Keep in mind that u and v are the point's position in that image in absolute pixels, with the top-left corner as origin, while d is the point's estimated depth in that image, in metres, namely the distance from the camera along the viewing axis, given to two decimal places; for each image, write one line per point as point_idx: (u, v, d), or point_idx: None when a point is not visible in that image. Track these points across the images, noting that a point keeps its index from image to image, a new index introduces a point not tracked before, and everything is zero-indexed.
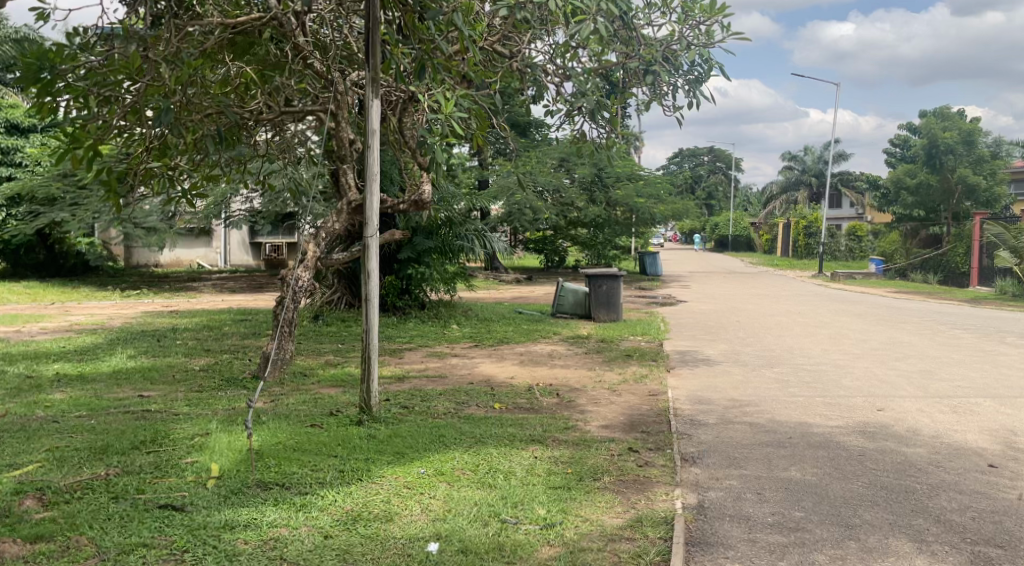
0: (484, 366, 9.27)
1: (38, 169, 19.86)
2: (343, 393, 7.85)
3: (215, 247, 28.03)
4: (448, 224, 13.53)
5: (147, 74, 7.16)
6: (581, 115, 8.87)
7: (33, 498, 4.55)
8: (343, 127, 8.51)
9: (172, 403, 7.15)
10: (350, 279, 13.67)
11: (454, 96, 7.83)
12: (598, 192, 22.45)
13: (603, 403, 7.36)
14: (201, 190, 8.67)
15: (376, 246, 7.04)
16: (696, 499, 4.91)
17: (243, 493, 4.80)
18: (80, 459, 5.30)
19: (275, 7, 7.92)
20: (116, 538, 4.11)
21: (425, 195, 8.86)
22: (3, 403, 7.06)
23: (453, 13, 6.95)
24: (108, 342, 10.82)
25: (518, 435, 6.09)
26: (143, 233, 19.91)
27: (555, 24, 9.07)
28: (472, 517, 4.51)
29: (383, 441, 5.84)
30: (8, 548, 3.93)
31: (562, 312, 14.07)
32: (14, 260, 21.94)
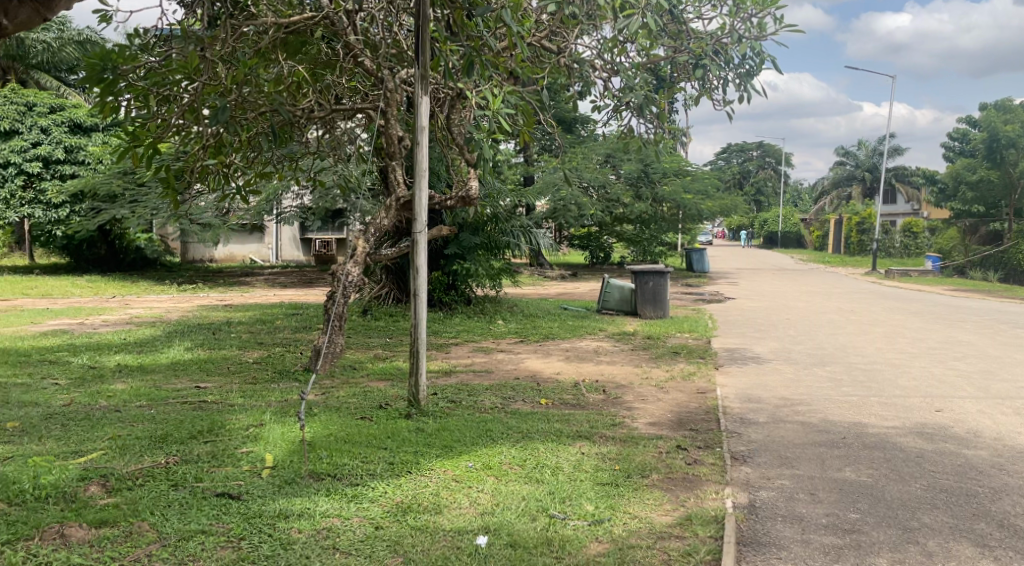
0: (530, 362, 9.28)
1: (100, 167, 20.49)
2: (392, 387, 7.95)
3: (268, 243, 28.56)
4: (494, 220, 13.73)
5: (204, 74, 7.34)
6: (628, 110, 8.82)
7: (97, 484, 4.69)
8: (393, 124, 8.58)
9: (227, 395, 7.32)
10: (398, 275, 13.79)
11: (501, 93, 7.84)
12: (644, 188, 22.29)
13: (650, 400, 7.31)
14: (254, 187, 8.84)
15: (425, 242, 7.12)
16: (747, 498, 4.86)
17: (297, 483, 4.89)
18: (141, 447, 5.47)
19: (327, 7, 8.07)
20: (177, 525, 4.23)
21: (472, 191, 8.86)
22: (68, 392, 7.30)
23: (502, 10, 6.95)
24: (166, 335, 11.10)
25: (565, 431, 6.08)
26: (199, 228, 20.40)
27: (602, 19, 9.02)
28: (521, 511, 4.53)
29: (431, 434, 5.90)
30: (73, 532, 4.06)
31: (608, 308, 14.04)
32: (77, 255, 22.70)
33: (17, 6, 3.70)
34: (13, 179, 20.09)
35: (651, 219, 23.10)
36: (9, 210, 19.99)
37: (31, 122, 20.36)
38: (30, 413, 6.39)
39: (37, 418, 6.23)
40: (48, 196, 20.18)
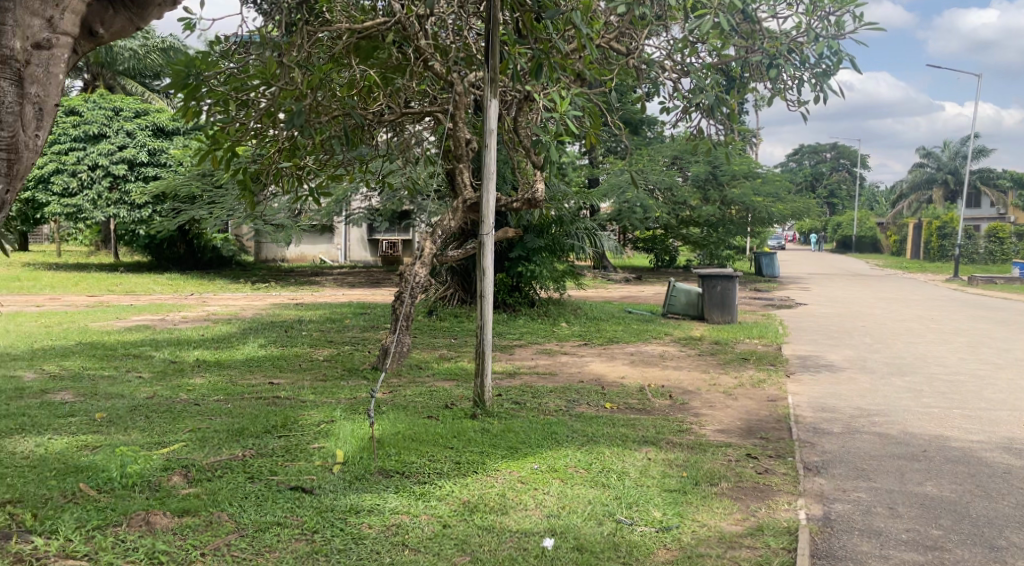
0: (595, 365, 9.27)
1: (181, 169, 21.24)
2: (457, 387, 8.03)
3: (337, 244, 29.13)
4: (559, 222, 13.71)
5: (281, 79, 7.54)
6: (698, 111, 8.72)
7: (179, 474, 4.88)
8: (460, 126, 8.66)
9: (299, 391, 7.51)
10: (463, 276, 13.91)
11: (569, 95, 7.81)
12: (712, 190, 21.97)
13: (718, 407, 7.22)
14: (326, 189, 9.01)
15: (492, 243, 7.15)
16: (821, 510, 4.76)
17: (366, 479, 4.99)
18: (219, 440, 5.65)
19: (399, 12, 8.19)
20: (253, 516, 4.36)
21: (538, 193, 8.89)
22: (151, 385, 7.59)
23: (571, 12, 6.95)
24: (241, 332, 11.44)
25: (631, 436, 6.06)
26: (273, 229, 20.94)
27: (673, 20, 8.95)
28: (587, 515, 4.52)
29: (497, 435, 5.95)
30: (158, 520, 4.21)
31: (673, 312, 13.93)
32: (157, 253, 23.57)
33: (113, 16, 3.89)
34: (100, 181, 20.95)
35: (719, 222, 22.79)
36: (96, 210, 20.85)
37: (117, 126, 21.22)
38: (117, 404, 6.69)
39: (123, 409, 6.50)
40: (132, 197, 21.00)
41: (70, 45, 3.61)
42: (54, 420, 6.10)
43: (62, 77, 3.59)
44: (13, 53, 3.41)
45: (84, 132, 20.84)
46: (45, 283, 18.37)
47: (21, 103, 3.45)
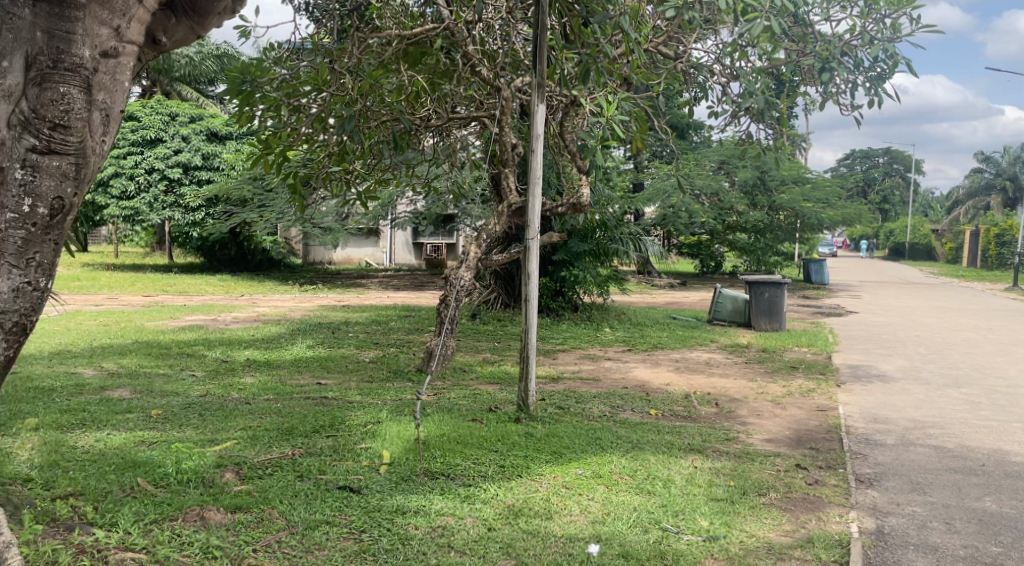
0: (638, 372, 9.22)
1: (232, 173, 21.69)
2: (501, 390, 8.07)
3: (382, 246, 29.45)
4: (603, 227, 13.61)
5: (333, 86, 7.66)
6: (748, 115, 8.64)
7: (232, 471, 4.98)
8: (507, 131, 8.71)
9: (346, 392, 7.61)
10: (507, 280, 13.97)
11: (616, 99, 7.79)
12: (760, 196, 21.64)
13: (766, 416, 7.13)
14: (374, 193, 9.11)
15: (537, 248, 7.16)
16: (874, 524, 4.67)
17: (413, 480, 5.04)
18: (269, 438, 5.77)
19: (448, 18, 8.25)
20: (303, 514, 4.44)
21: (583, 198, 8.88)
22: (204, 384, 7.77)
23: (620, 17, 6.94)
24: (289, 332, 11.64)
25: (677, 444, 6.02)
26: (320, 232, 21.24)
27: (722, 24, 8.87)
28: (632, 522, 4.51)
29: (541, 439, 5.96)
30: (212, 516, 4.31)
31: (719, 318, 13.81)
32: (209, 255, 24.16)
33: (175, 25, 4.01)
34: (156, 184, 21.52)
35: (766, 228, 22.48)
36: (152, 213, 21.38)
37: (173, 131, 21.76)
38: (173, 401, 6.87)
39: (178, 407, 6.66)
40: (187, 200, 21.52)
41: (134, 53, 3.73)
42: (113, 415, 6.28)
43: (127, 85, 3.73)
44: (83, 62, 3.50)
45: (142, 136, 21.42)
46: (103, 282, 18.92)
47: (90, 109, 3.57)
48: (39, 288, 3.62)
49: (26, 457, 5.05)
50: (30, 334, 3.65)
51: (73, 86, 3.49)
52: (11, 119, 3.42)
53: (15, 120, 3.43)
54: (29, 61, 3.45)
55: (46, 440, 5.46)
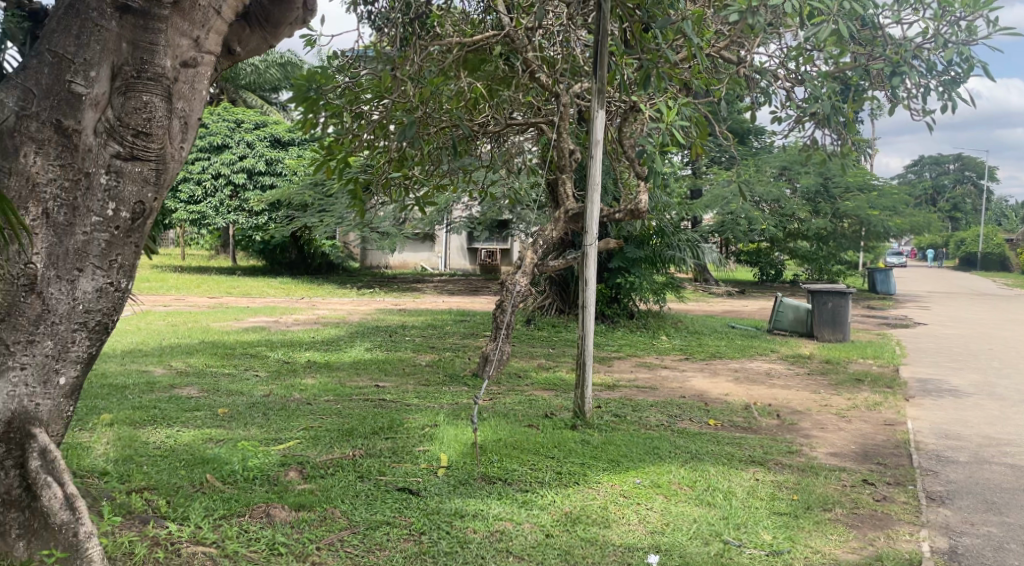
0: (696, 381, 9.11)
1: (295, 178, 22.15)
2: (556, 397, 8.05)
3: (438, 251, 29.73)
4: (659, 234, 13.52)
5: (395, 93, 7.78)
6: (813, 121, 8.48)
7: (295, 470, 5.08)
8: (565, 137, 8.71)
9: (404, 394, 7.71)
10: (562, 286, 13.96)
11: (676, 105, 7.72)
12: (823, 202, 21.26)
13: (830, 429, 6.98)
14: (432, 198, 9.21)
15: (595, 253, 7.13)
16: (947, 543, 4.54)
17: (470, 484, 5.08)
18: (330, 438, 5.88)
19: (507, 25, 8.31)
20: (364, 514, 4.52)
21: (641, 204, 8.81)
22: (267, 384, 7.95)
23: (682, 22, 6.85)
24: (349, 335, 11.83)
25: (738, 455, 5.94)
26: (378, 237, 21.54)
27: (787, 27, 8.73)
28: (692, 534, 4.47)
29: (597, 447, 5.95)
30: (278, 513, 4.41)
31: (780, 328, 13.58)
32: (271, 258, 24.77)
33: (249, 35, 4.17)
34: (222, 189, 22.16)
35: (829, 236, 21.99)
36: (218, 217, 22.05)
37: (239, 137, 22.38)
38: (238, 400, 7.05)
39: (243, 406, 6.83)
40: (251, 205, 22.05)
41: (212, 63, 3.87)
42: (182, 413, 6.48)
43: (205, 93, 3.87)
44: (165, 72, 3.64)
45: (210, 142, 22.07)
46: (170, 284, 19.53)
47: (171, 117, 3.71)
48: (120, 288, 3.76)
49: (103, 451, 5.23)
50: (111, 332, 3.80)
51: (155, 94, 3.63)
52: (98, 127, 3.57)
53: (101, 127, 3.57)
54: (115, 71, 3.58)
55: (121, 435, 5.66)
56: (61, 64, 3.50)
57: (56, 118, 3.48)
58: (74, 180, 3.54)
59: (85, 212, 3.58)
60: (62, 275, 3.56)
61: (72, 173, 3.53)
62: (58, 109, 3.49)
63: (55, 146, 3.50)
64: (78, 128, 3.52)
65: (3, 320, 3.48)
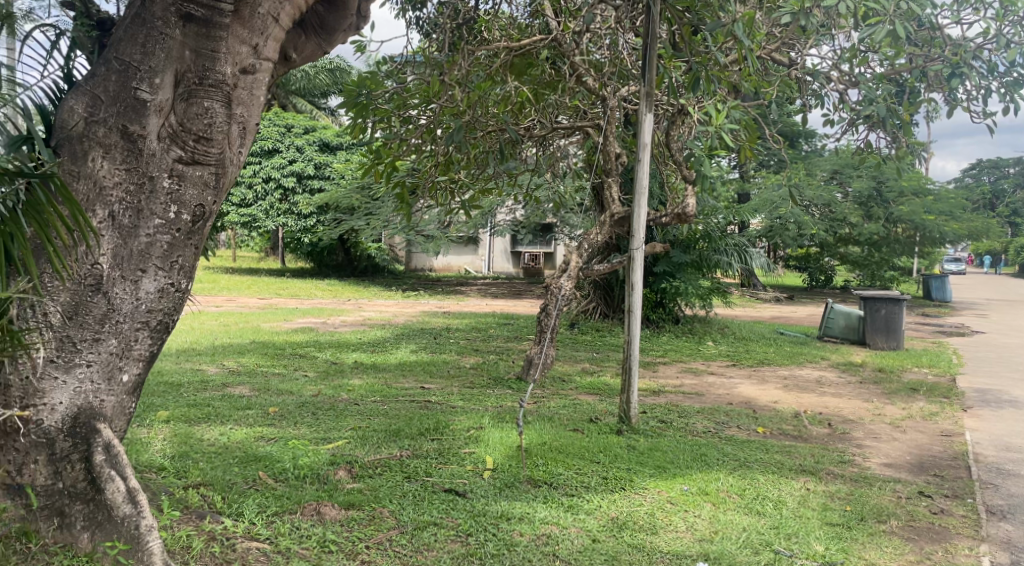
0: (744, 388, 8.99)
1: (343, 182, 22.44)
2: (601, 401, 8.03)
3: (482, 254, 29.83)
4: (706, 238, 13.38)
5: (443, 98, 7.83)
6: (866, 123, 8.32)
7: (345, 469, 5.15)
8: (611, 140, 8.68)
9: (449, 396, 7.76)
10: (607, 290, 13.91)
11: (726, 108, 7.64)
12: (876, 207, 20.83)
13: (884, 439, 6.84)
14: (477, 202, 9.24)
15: (641, 258, 7.08)
16: (1008, 559, 4.43)
17: (515, 487, 5.09)
18: (378, 439, 5.95)
19: (555, 29, 8.29)
20: (412, 514, 4.55)
21: (689, 208, 8.73)
22: (316, 384, 8.07)
23: (733, 24, 6.76)
24: (394, 337, 11.94)
25: (788, 464, 5.85)
26: (423, 239, 21.71)
27: (840, 28, 8.58)
28: (742, 543, 4.42)
29: (644, 453, 5.91)
30: (328, 511, 4.48)
31: (830, 335, 13.35)
32: (319, 260, 25.14)
33: (305, 42, 4.25)
34: (272, 192, 22.59)
35: (883, 241, 21.52)
36: (268, 219, 22.48)
37: (289, 141, 22.75)
38: (288, 400, 7.16)
39: (293, 405, 6.95)
40: (299, 208, 22.41)
41: (269, 69, 3.96)
42: (234, 411, 6.61)
43: (263, 100, 3.95)
44: (225, 78, 3.73)
45: (260, 147, 22.49)
46: (222, 285, 19.93)
47: (230, 123, 3.80)
48: (180, 289, 3.85)
49: (160, 447, 5.37)
50: (171, 332, 3.90)
51: (216, 100, 3.72)
52: (161, 132, 3.67)
53: (164, 132, 3.67)
54: (178, 78, 3.68)
55: (177, 432, 5.80)
56: (128, 71, 3.61)
57: (122, 124, 3.60)
58: (139, 184, 3.65)
59: (148, 215, 3.68)
60: (126, 276, 3.67)
61: (137, 177, 3.64)
62: (124, 115, 3.61)
63: (122, 150, 3.62)
64: (143, 133, 3.63)
65: (71, 319, 3.60)
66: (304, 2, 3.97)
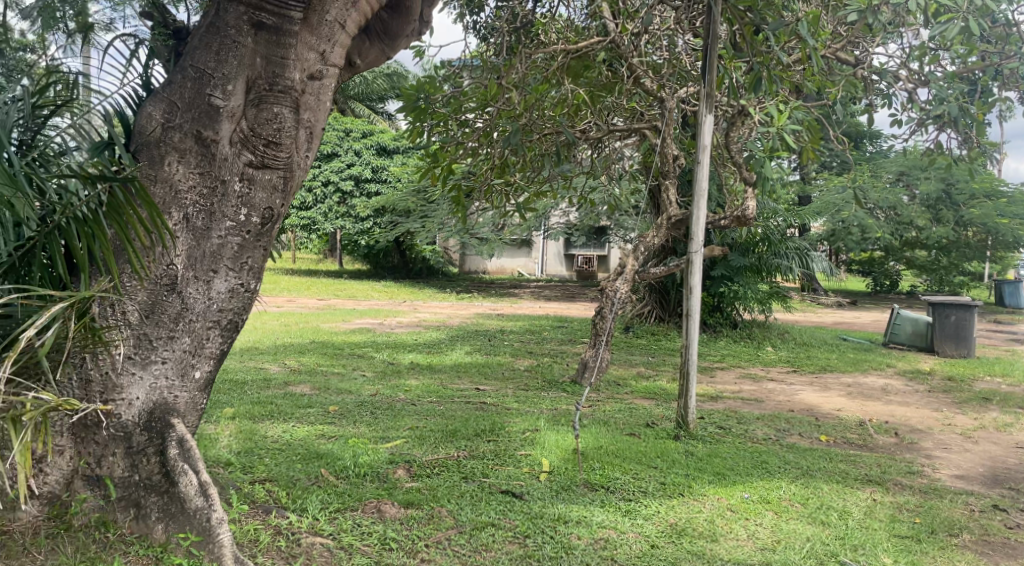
0: (806, 395, 8.81)
1: (399, 185, 22.70)
2: (657, 406, 7.96)
3: (535, 257, 29.85)
4: (766, 241, 13.15)
5: (501, 101, 7.84)
6: (937, 123, 8.08)
7: (403, 468, 5.22)
8: (669, 142, 8.58)
9: (503, 398, 7.79)
10: (663, 293, 13.79)
11: (788, 109, 7.49)
12: (945, 211, 20.20)
13: (955, 450, 6.63)
14: (532, 205, 9.23)
15: (700, 261, 6.99)
16: None
17: (572, 490, 5.08)
18: (435, 439, 5.99)
19: (613, 31, 8.24)
20: (470, 515, 4.58)
21: (749, 211, 8.58)
22: (374, 384, 8.18)
23: (797, 23, 6.61)
24: (449, 338, 12.04)
25: (853, 474, 5.72)
26: (478, 241, 21.82)
27: (910, 26, 8.34)
28: (805, 553, 4.34)
29: (702, 459, 5.84)
30: (388, 509, 4.54)
31: (897, 341, 13.00)
32: (375, 262, 25.48)
33: (369, 47, 4.31)
34: (331, 195, 23.02)
35: (952, 245, 20.87)
36: (327, 221, 22.90)
37: (347, 145, 23.12)
38: (347, 399, 7.27)
39: (352, 404, 7.04)
40: (357, 210, 22.76)
41: (336, 75, 4.03)
42: (296, 409, 6.75)
43: (328, 105, 4.02)
44: (294, 85, 3.81)
45: (320, 151, 22.91)
46: (282, 286, 20.32)
47: (298, 128, 3.88)
48: (249, 290, 3.96)
49: (227, 443, 5.50)
50: (241, 330, 4.01)
51: (285, 106, 3.80)
52: (233, 137, 3.76)
53: (236, 138, 3.77)
54: (249, 85, 3.77)
55: (242, 428, 5.95)
56: (203, 79, 3.72)
57: (197, 129, 3.71)
58: (212, 187, 3.75)
59: (220, 217, 3.78)
60: (199, 276, 3.78)
61: (210, 181, 3.75)
62: (198, 121, 3.71)
63: (196, 155, 3.73)
64: (216, 138, 3.73)
65: (148, 318, 3.72)
66: (369, 8, 4.04)
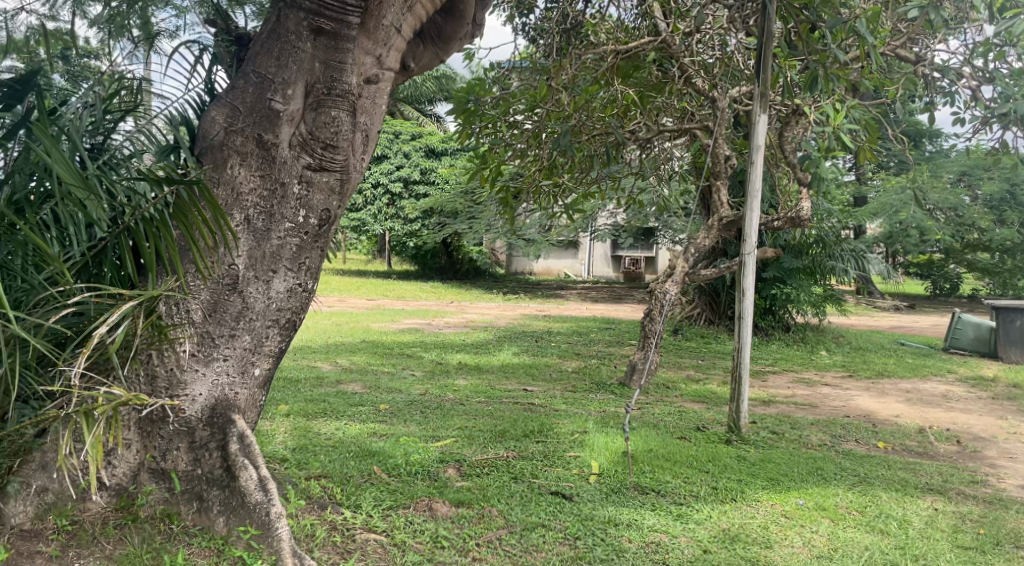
0: (863, 401, 8.64)
1: (447, 186, 22.85)
2: (707, 409, 7.87)
3: (582, 258, 29.77)
4: (820, 243, 12.92)
5: (550, 102, 7.85)
6: (1002, 121, 7.84)
7: (453, 467, 5.26)
8: (721, 142, 8.48)
9: (551, 399, 7.79)
10: (714, 296, 13.64)
11: (844, 107, 7.34)
12: (1008, 212, 19.57)
13: (1020, 459, 6.44)
14: (581, 206, 9.20)
15: (753, 262, 6.89)
16: None
17: (622, 493, 5.06)
18: (483, 439, 6.02)
19: (665, 31, 8.18)
20: (520, 515, 4.59)
21: (803, 212, 8.42)
22: (423, 383, 8.25)
23: (855, 20, 6.47)
24: (497, 339, 12.08)
25: (913, 482, 5.58)
26: (525, 243, 21.85)
27: (974, 21, 8.11)
28: (863, 561, 4.26)
29: (755, 464, 5.77)
30: (439, 508, 4.58)
31: (957, 346, 12.67)
32: (423, 263, 25.67)
33: (422, 51, 4.36)
34: (380, 197, 23.29)
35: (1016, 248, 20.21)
36: (376, 223, 23.18)
37: (397, 148, 23.36)
38: (396, 398, 7.35)
39: (402, 404, 7.11)
40: (406, 212, 22.98)
41: (391, 79, 4.08)
42: (349, 407, 6.84)
43: (384, 108, 4.08)
44: (351, 88, 3.86)
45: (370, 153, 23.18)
46: (333, 286, 20.61)
47: (355, 131, 3.94)
48: (306, 289, 4.03)
49: (282, 439, 5.61)
50: (298, 329, 4.08)
51: (342, 110, 3.86)
52: (292, 140, 3.84)
53: (296, 141, 3.84)
54: (308, 89, 3.83)
55: (296, 425, 6.07)
56: (264, 83, 3.80)
57: (258, 132, 3.80)
58: (272, 189, 3.83)
59: (279, 219, 3.86)
60: (260, 276, 3.86)
61: (270, 183, 3.82)
62: (259, 125, 3.80)
63: (256, 158, 3.81)
64: (275, 142, 3.81)
65: (210, 316, 3.81)
66: (423, 11, 4.09)
